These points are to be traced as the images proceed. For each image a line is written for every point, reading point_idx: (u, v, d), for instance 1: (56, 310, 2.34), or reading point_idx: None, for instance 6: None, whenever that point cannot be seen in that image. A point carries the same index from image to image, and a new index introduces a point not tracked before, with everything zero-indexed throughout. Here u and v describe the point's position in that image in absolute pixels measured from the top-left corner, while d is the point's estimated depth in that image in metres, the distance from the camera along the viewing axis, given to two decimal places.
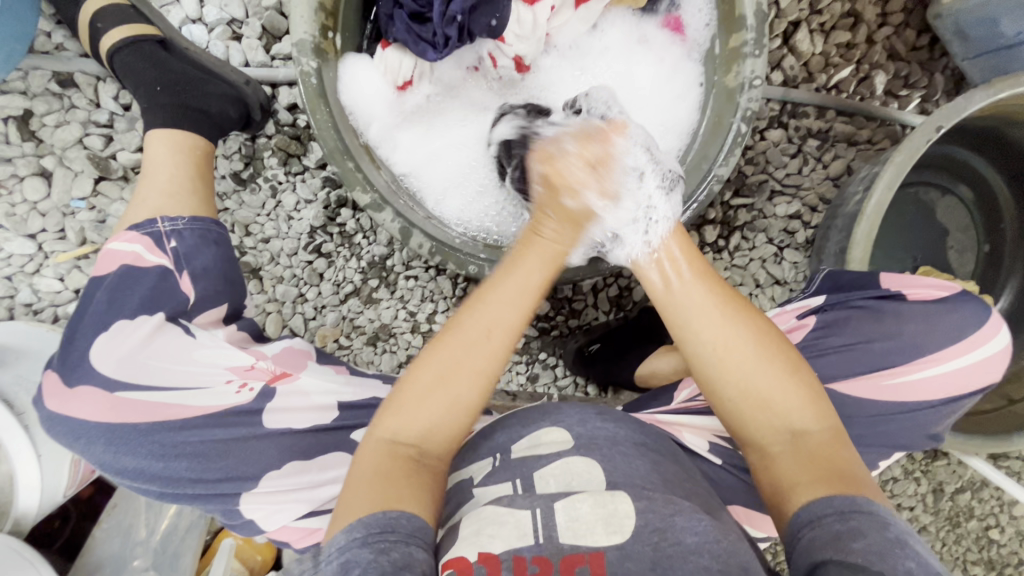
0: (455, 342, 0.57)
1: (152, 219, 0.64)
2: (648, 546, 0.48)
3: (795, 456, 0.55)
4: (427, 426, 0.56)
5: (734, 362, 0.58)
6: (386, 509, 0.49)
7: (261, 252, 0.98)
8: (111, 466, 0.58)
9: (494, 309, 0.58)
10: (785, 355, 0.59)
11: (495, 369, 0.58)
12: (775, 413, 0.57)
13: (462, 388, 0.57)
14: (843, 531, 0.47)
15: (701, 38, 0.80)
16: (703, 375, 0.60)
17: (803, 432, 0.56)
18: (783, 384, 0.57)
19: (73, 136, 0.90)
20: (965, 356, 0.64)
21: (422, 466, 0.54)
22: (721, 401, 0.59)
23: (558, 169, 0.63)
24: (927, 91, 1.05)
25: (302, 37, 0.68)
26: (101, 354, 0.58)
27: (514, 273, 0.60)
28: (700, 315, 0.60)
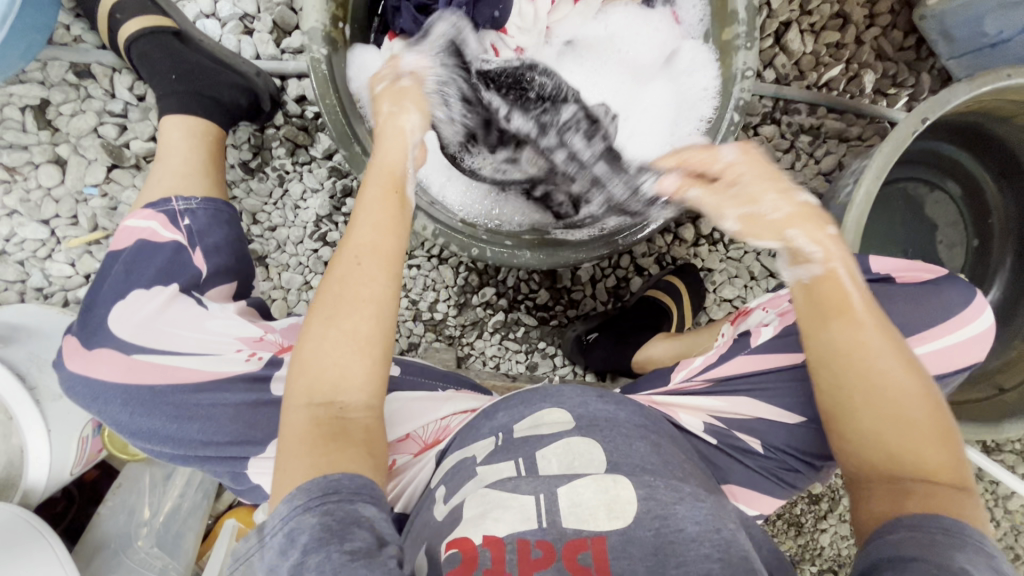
0: (329, 289, 0.55)
1: (166, 199, 0.67)
2: (651, 532, 0.50)
3: (913, 497, 0.52)
4: (334, 380, 0.53)
5: (865, 395, 0.55)
6: (329, 472, 0.49)
7: (267, 240, 1.01)
8: (127, 427, 0.60)
9: (354, 242, 0.57)
10: (936, 417, 0.54)
11: (386, 299, 0.56)
12: (900, 458, 0.54)
13: (357, 324, 0.54)
14: (939, 539, 0.48)
15: (695, 32, 0.83)
16: (833, 409, 0.57)
17: (928, 476, 0.53)
18: (919, 432, 0.54)
19: (88, 124, 0.93)
20: (948, 333, 0.67)
21: (345, 422, 0.53)
22: (844, 437, 0.57)
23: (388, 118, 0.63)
24: (914, 90, 1.08)
25: (313, 26, 0.71)
26: (119, 320, 0.61)
27: (364, 208, 0.58)
28: (837, 365, 0.56)
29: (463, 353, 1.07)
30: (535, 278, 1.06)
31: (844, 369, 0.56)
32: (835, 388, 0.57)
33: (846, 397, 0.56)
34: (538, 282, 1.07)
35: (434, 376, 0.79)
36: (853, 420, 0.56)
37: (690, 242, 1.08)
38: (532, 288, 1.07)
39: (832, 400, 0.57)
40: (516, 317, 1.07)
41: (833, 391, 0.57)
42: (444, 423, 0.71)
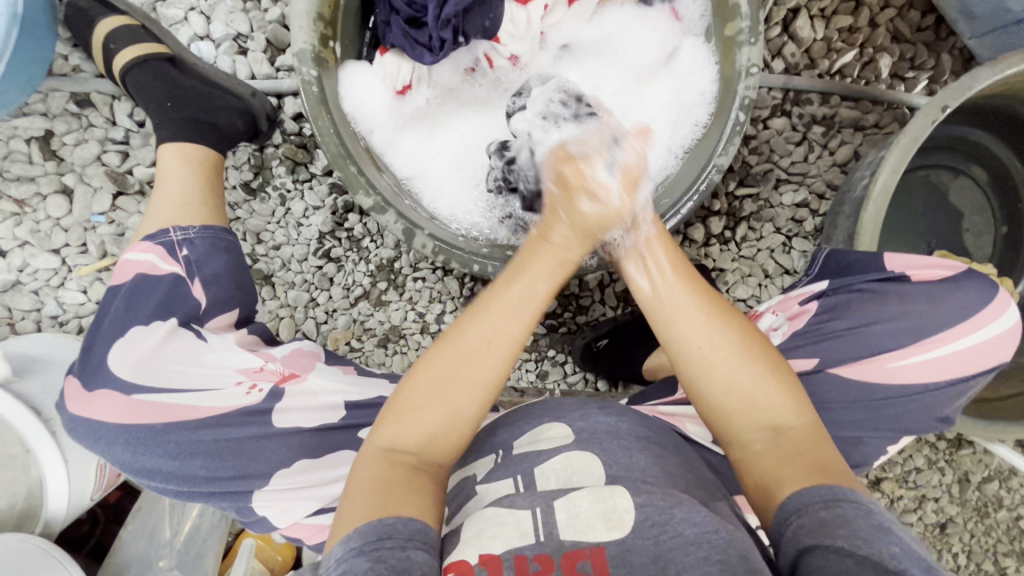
0: (451, 351, 0.56)
1: (164, 230, 0.68)
2: (649, 541, 0.47)
3: (778, 454, 0.54)
4: (427, 435, 0.54)
5: (720, 361, 0.57)
6: (384, 517, 0.48)
7: (272, 259, 1.01)
8: (129, 466, 0.60)
9: (497, 320, 0.57)
10: (767, 354, 0.57)
11: (494, 384, 0.56)
12: (755, 409, 0.56)
13: (465, 400, 0.55)
14: (829, 517, 0.47)
15: (697, 25, 0.79)
16: (690, 374, 0.58)
17: (784, 428, 0.55)
18: (763, 383, 0.56)
19: (91, 153, 0.93)
20: (974, 334, 0.63)
21: (419, 473, 0.53)
22: (706, 399, 0.58)
23: (578, 172, 0.59)
24: (935, 72, 1.03)
25: (302, 47, 0.70)
26: (119, 359, 0.61)
27: (522, 278, 0.59)
28: (680, 315, 0.59)
29: None
30: None
31: (693, 326, 0.58)
32: (696, 356, 0.58)
33: (707, 363, 0.57)
34: None
35: None
36: (707, 383, 0.57)
37: (699, 242, 1.05)
38: None
39: (689, 366, 0.58)
40: None
41: (715, 378, 0.57)
42: None
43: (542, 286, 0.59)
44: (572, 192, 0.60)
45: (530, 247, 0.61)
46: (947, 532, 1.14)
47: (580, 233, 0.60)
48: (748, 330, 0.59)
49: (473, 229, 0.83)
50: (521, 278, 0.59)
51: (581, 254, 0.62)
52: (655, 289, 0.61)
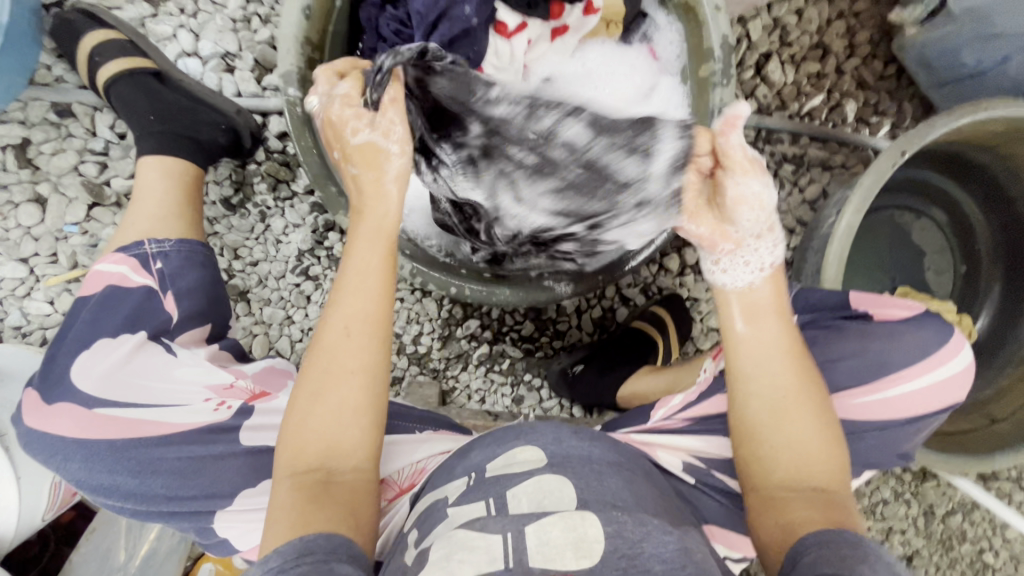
0: (315, 354, 0.57)
1: (138, 242, 0.67)
2: (616, 571, 0.46)
3: (815, 505, 0.57)
4: (327, 441, 0.55)
5: (791, 423, 0.60)
6: (302, 533, 0.49)
7: (248, 275, 1.00)
8: (89, 485, 0.58)
9: (348, 304, 0.58)
10: (834, 420, 0.61)
11: (375, 368, 0.58)
12: (801, 468, 0.59)
13: (346, 388, 0.56)
14: (850, 553, 0.49)
15: (674, 64, 0.84)
16: (750, 428, 0.61)
17: (824, 488, 0.58)
18: (823, 440, 0.60)
19: (68, 162, 0.93)
20: (934, 370, 0.65)
21: (330, 482, 0.54)
22: (763, 451, 0.60)
23: (330, 113, 0.61)
24: (896, 118, 1.08)
25: (288, 68, 0.71)
26: (81, 372, 0.59)
27: (353, 262, 0.60)
28: (763, 360, 0.61)
29: (448, 387, 1.06)
30: (520, 310, 1.05)
31: (773, 383, 0.61)
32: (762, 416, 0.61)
33: (772, 424, 0.60)
34: (523, 314, 1.06)
35: (409, 416, 0.77)
36: (771, 431, 0.60)
37: (674, 272, 1.07)
38: (517, 320, 1.06)
39: (753, 425, 0.61)
40: (501, 349, 1.06)
41: (772, 441, 0.60)
42: (419, 465, 0.70)
43: (377, 261, 0.60)
44: (339, 132, 0.61)
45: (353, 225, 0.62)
46: (913, 565, 1.16)
47: (367, 167, 0.61)
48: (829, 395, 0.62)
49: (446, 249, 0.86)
50: (352, 260, 0.60)
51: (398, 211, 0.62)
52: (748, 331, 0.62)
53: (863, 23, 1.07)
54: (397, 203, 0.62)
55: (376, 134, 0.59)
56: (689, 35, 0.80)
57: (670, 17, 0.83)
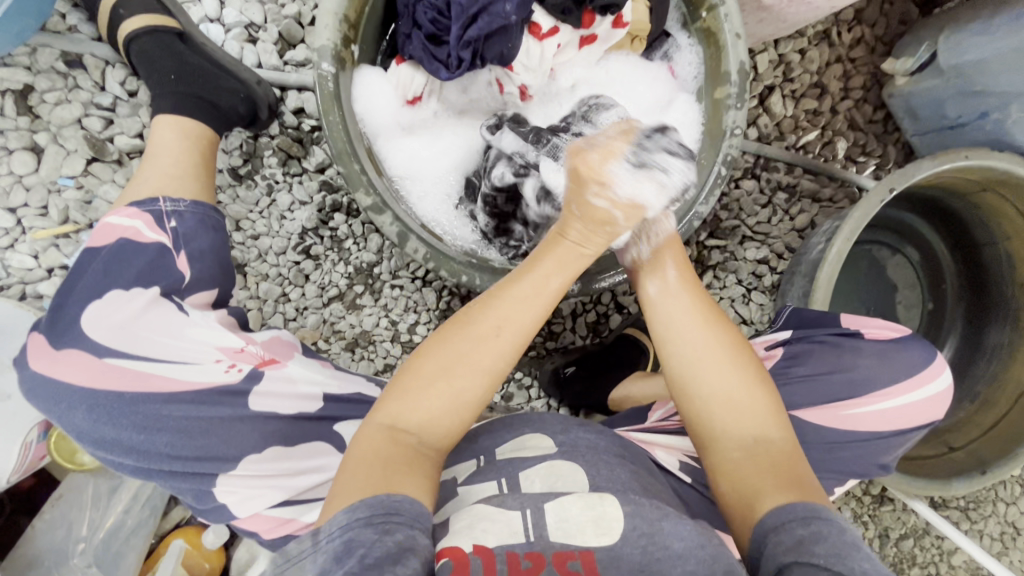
0: (459, 338, 0.60)
1: (153, 199, 0.67)
2: (637, 550, 0.48)
3: (756, 462, 0.58)
4: (427, 415, 0.57)
5: (704, 366, 0.63)
6: (390, 494, 0.50)
7: (248, 248, 0.99)
8: (88, 435, 0.59)
9: (511, 309, 0.61)
10: (751, 365, 0.63)
11: (502, 373, 0.60)
12: (739, 418, 0.61)
13: (466, 382, 0.58)
14: (805, 535, 0.50)
15: (691, 83, 0.88)
16: (679, 386, 0.63)
17: (762, 439, 0.60)
18: (748, 390, 0.62)
19: (72, 114, 0.90)
20: (916, 390, 0.70)
21: (421, 456, 0.56)
22: (693, 410, 0.63)
23: (586, 161, 0.61)
24: (881, 160, 1.16)
25: (324, 43, 0.72)
26: (92, 321, 0.60)
27: (531, 275, 0.63)
28: (676, 317, 0.65)
29: None
30: None
31: (681, 334, 0.64)
32: (684, 366, 0.63)
33: (692, 373, 0.63)
34: None
35: None
36: (696, 386, 0.62)
37: None
38: None
39: (679, 380, 0.63)
40: None
41: (704, 400, 0.62)
42: None
43: (551, 287, 0.63)
44: (584, 184, 0.61)
45: (547, 245, 0.65)
46: None
47: (588, 223, 0.63)
48: (742, 340, 0.65)
49: (451, 234, 0.87)
50: (523, 280, 0.63)
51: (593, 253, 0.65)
52: (661, 293, 0.67)
53: (858, 69, 1.14)
54: (601, 248, 0.65)
55: (614, 207, 0.61)
56: (707, 58, 0.83)
57: (690, 40, 0.86)
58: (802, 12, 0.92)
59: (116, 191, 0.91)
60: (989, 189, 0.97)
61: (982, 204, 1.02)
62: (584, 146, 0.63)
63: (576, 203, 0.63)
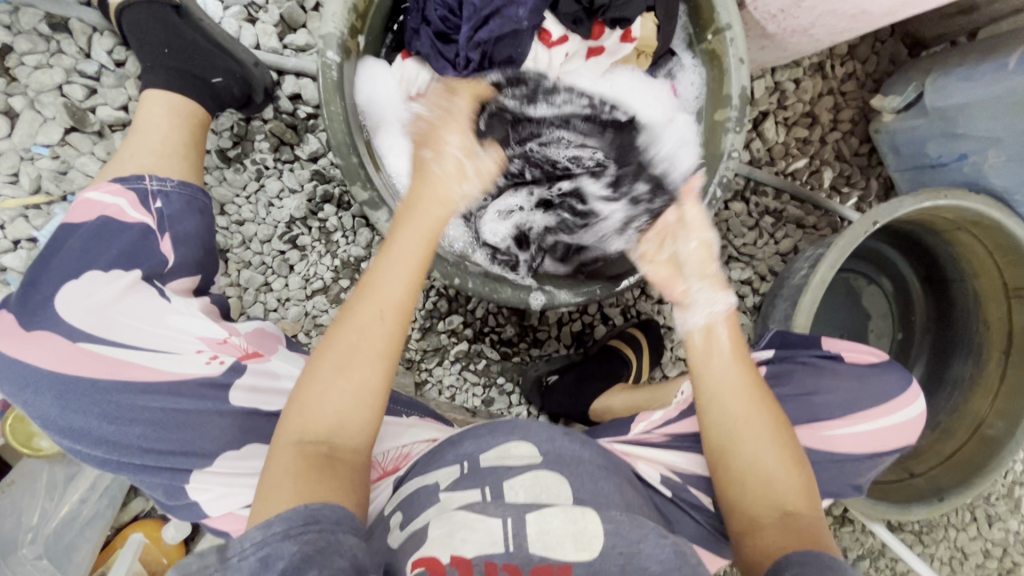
0: (347, 327, 0.59)
1: (139, 176, 0.64)
2: (614, 568, 0.48)
3: (785, 531, 0.59)
4: (335, 419, 0.56)
5: (753, 441, 0.64)
6: (312, 504, 0.50)
7: (232, 234, 0.95)
8: (54, 422, 0.57)
9: (383, 288, 0.60)
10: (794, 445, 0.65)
11: (394, 352, 0.60)
12: (770, 488, 0.63)
13: (364, 371, 0.57)
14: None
15: (691, 100, 0.88)
16: (720, 452, 0.66)
17: (792, 511, 0.61)
18: (785, 468, 0.63)
19: (53, 80, 0.86)
20: (892, 414, 0.73)
21: (334, 461, 0.54)
22: (731, 475, 0.64)
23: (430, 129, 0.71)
24: (863, 193, 1.19)
25: (330, 31, 0.70)
26: (66, 302, 0.57)
27: (397, 248, 0.63)
28: (721, 382, 0.67)
29: (420, 379, 1.05)
30: (505, 313, 1.06)
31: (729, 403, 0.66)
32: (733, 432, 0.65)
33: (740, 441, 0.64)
34: (506, 317, 1.06)
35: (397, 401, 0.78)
36: (735, 452, 0.65)
37: (655, 299, 1.11)
38: (500, 322, 1.06)
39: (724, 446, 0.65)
40: (479, 349, 1.06)
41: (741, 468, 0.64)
42: (404, 450, 0.70)
43: (415, 257, 0.63)
44: (426, 148, 0.69)
45: (401, 217, 0.65)
46: None
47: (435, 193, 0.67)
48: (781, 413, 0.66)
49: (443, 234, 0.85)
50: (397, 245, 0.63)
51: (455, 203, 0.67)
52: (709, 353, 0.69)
53: (848, 103, 1.17)
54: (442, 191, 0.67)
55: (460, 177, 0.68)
56: (709, 80, 0.84)
57: (694, 61, 0.87)
58: (802, 43, 0.94)
59: (95, 164, 0.88)
60: (962, 228, 1.01)
61: (955, 241, 1.05)
62: (431, 122, 0.73)
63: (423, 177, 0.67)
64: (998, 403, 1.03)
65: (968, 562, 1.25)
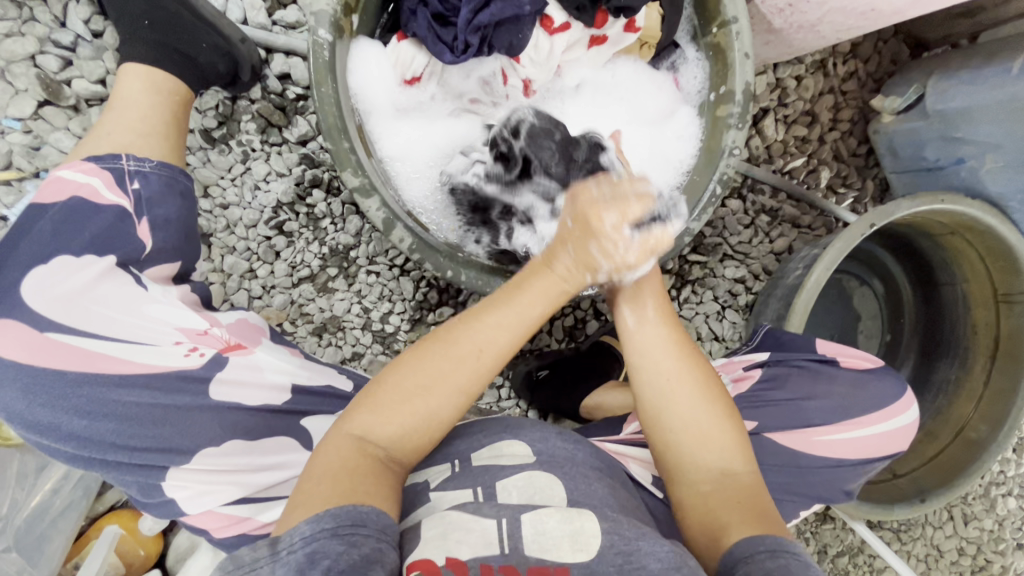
0: (438, 354, 0.57)
1: (115, 155, 0.61)
2: (613, 567, 0.47)
3: (724, 497, 0.58)
4: (399, 431, 0.55)
5: (678, 404, 0.61)
6: (344, 504, 0.47)
7: (215, 218, 0.92)
8: (22, 417, 0.54)
9: (491, 330, 0.58)
10: (724, 400, 0.63)
11: (473, 395, 0.58)
12: (705, 451, 0.61)
13: (443, 402, 0.56)
14: (773, 567, 0.49)
15: (694, 93, 0.86)
16: (649, 419, 0.63)
17: (729, 473, 0.60)
18: (716, 424, 0.61)
19: (25, 49, 0.81)
20: (884, 421, 0.74)
21: (386, 468, 0.53)
22: (666, 446, 0.62)
23: (586, 203, 0.59)
24: (859, 194, 1.18)
25: (322, 8, 0.66)
26: (34, 288, 0.54)
27: (528, 293, 0.60)
28: (652, 346, 0.64)
29: None
30: None
31: (654, 357, 0.63)
32: (658, 397, 0.62)
33: (666, 406, 0.62)
34: None
35: None
36: (669, 419, 0.62)
37: None
38: None
39: (649, 412, 0.63)
40: None
41: (673, 435, 0.61)
42: None
43: (536, 309, 0.60)
44: (586, 228, 0.59)
45: (529, 268, 0.62)
46: None
47: (577, 259, 0.60)
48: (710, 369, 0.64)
49: (435, 220, 0.82)
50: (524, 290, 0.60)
51: (580, 285, 0.62)
52: (639, 324, 0.65)
53: (848, 102, 1.16)
54: (580, 285, 0.62)
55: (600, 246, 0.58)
56: (713, 74, 0.82)
57: (698, 53, 0.84)
58: (807, 40, 0.93)
59: (69, 140, 0.84)
60: (957, 233, 1.00)
61: (948, 245, 1.05)
62: (590, 185, 0.61)
63: (569, 239, 0.60)
64: (982, 407, 1.03)
65: (944, 560, 1.27)
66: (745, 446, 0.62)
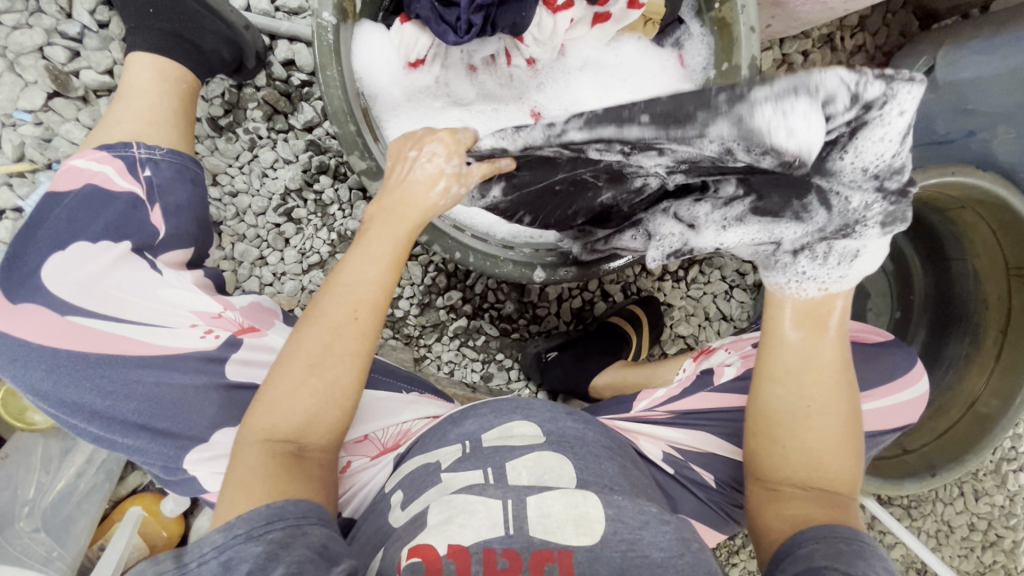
0: (313, 326, 0.55)
1: (126, 143, 0.61)
2: (617, 553, 0.48)
3: (814, 503, 0.58)
4: (304, 417, 0.55)
5: (818, 420, 0.58)
6: (277, 500, 0.50)
7: (225, 206, 0.93)
8: (48, 399, 0.57)
9: (348, 290, 0.56)
10: (856, 425, 0.59)
11: (366, 353, 0.57)
12: (818, 466, 0.59)
13: (337, 372, 0.55)
14: (845, 548, 0.52)
15: (698, 67, 0.83)
16: (777, 424, 0.59)
17: (830, 489, 0.59)
18: (838, 450, 0.59)
19: (33, 42, 0.83)
20: (895, 394, 0.75)
21: (303, 459, 0.54)
22: (782, 447, 0.59)
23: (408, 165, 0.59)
24: None
25: None
26: (53, 275, 0.56)
27: (362, 252, 0.57)
28: (795, 365, 0.58)
29: (420, 354, 1.04)
30: (503, 289, 1.04)
31: (804, 371, 0.57)
32: (797, 410, 0.58)
33: (805, 418, 0.58)
34: (506, 293, 1.05)
35: (399, 376, 0.78)
36: (789, 437, 0.59)
37: (654, 276, 1.10)
38: (499, 298, 1.05)
39: (786, 419, 0.59)
40: (478, 325, 1.05)
41: (792, 448, 0.59)
42: (404, 426, 0.71)
43: (387, 251, 0.57)
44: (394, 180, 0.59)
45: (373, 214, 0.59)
46: None
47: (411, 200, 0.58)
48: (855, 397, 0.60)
49: None
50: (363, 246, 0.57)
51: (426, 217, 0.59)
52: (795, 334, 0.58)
53: None
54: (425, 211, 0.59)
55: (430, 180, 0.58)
56: (717, 49, 0.78)
57: (703, 28, 0.81)
58: (814, 12, 0.92)
59: (79, 131, 0.85)
60: (967, 208, 0.98)
61: (960, 221, 1.03)
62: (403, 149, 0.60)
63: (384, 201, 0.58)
64: (992, 382, 1.01)
65: (954, 535, 1.28)
66: (855, 471, 0.61)
